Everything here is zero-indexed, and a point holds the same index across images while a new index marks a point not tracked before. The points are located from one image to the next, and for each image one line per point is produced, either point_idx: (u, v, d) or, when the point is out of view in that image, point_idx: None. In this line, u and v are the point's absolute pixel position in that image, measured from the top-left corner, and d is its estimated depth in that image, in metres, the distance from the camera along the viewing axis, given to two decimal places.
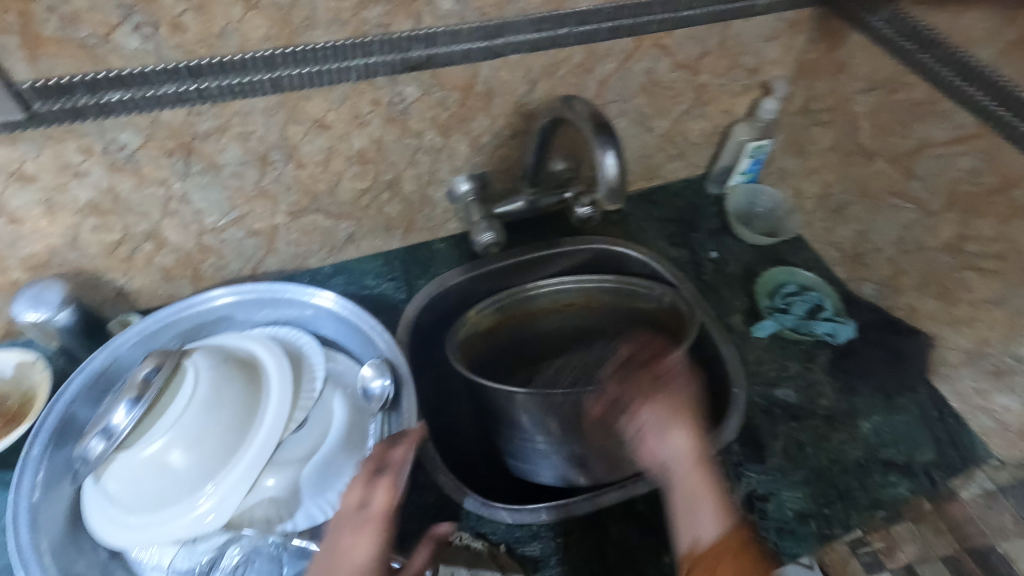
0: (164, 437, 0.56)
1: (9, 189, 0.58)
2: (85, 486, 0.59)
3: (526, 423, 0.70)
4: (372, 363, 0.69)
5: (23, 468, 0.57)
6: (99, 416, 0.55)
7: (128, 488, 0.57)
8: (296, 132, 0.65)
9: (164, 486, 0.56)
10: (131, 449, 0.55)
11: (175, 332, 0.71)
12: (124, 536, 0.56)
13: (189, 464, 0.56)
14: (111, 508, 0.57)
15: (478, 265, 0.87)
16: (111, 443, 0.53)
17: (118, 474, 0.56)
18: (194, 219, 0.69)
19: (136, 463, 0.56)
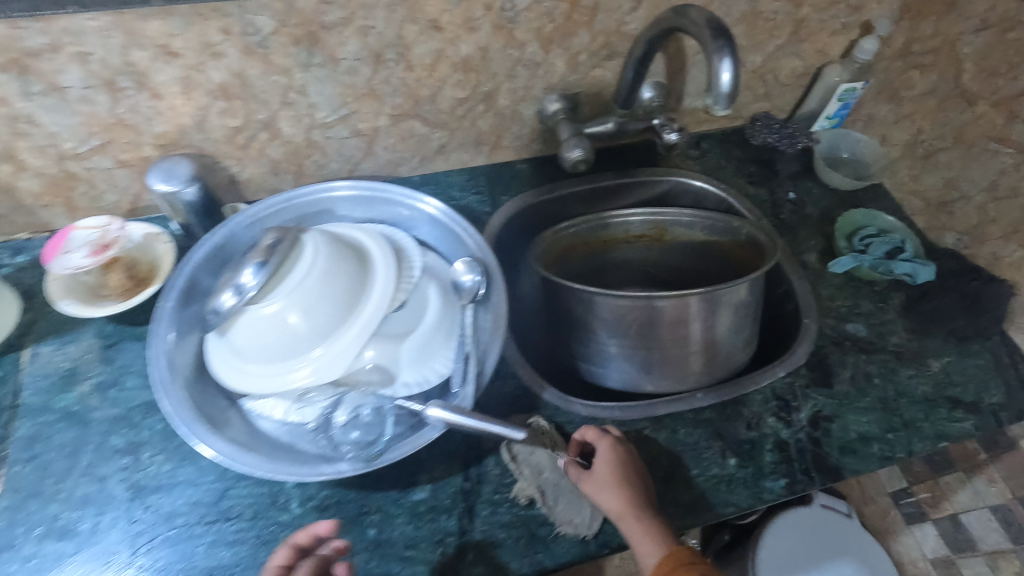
0: (283, 300, 0.61)
1: (156, 63, 0.63)
2: (211, 340, 0.66)
3: (603, 331, 0.74)
4: (464, 261, 0.73)
5: (160, 320, 0.65)
6: (229, 277, 0.61)
7: (250, 344, 0.63)
8: (411, 31, 0.68)
9: (282, 344, 0.63)
10: (255, 308, 0.61)
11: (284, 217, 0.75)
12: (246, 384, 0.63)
13: (304, 327, 0.62)
14: (235, 360, 0.64)
15: (558, 186, 0.90)
16: (241, 299, 0.59)
17: (242, 329, 0.63)
18: (307, 112, 0.74)
19: (258, 323, 0.62)
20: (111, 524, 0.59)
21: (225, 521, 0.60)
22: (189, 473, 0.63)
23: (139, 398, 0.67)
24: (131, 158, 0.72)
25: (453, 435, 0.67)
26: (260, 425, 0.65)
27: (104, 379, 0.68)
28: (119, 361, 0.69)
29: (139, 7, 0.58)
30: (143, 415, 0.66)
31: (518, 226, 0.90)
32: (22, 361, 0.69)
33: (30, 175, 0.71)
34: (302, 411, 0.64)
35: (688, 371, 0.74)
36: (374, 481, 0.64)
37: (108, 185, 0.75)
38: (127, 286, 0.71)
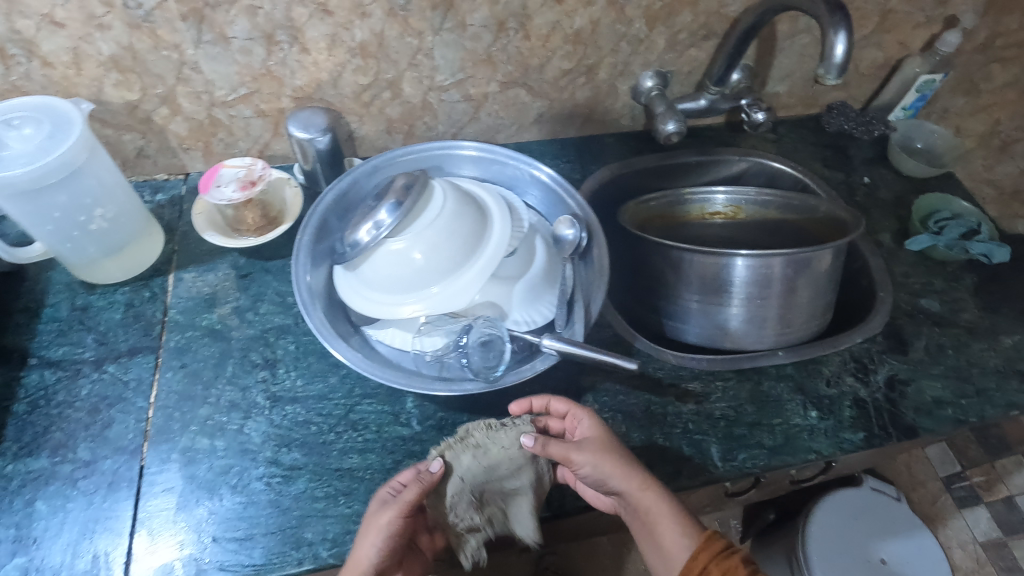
0: (414, 236, 0.68)
1: (312, 20, 0.70)
2: (339, 273, 0.73)
3: (690, 289, 0.79)
4: (567, 217, 0.78)
5: (298, 251, 0.72)
6: (366, 214, 0.69)
7: (379, 276, 0.70)
8: (535, 2, 0.75)
9: (408, 276, 0.69)
10: (388, 243, 0.69)
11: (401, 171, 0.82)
12: (373, 311, 0.70)
13: (429, 262, 0.69)
14: (363, 291, 0.71)
15: (642, 159, 0.96)
16: (379, 232, 0.67)
17: (373, 262, 0.70)
18: (429, 75, 0.80)
19: (388, 257, 0.69)
20: (254, 428, 0.66)
21: (354, 432, 0.66)
22: (320, 389, 0.69)
23: (272, 322, 0.74)
24: (269, 108, 0.80)
25: (554, 373, 0.73)
26: (379, 349, 0.71)
27: (241, 304, 0.75)
28: (251, 289, 0.76)
29: None
30: (275, 337, 0.73)
31: (603, 195, 0.96)
32: (167, 285, 0.76)
33: (181, 119, 0.78)
34: (422, 341, 0.70)
35: (769, 331, 0.79)
36: (483, 410, 0.69)
37: (244, 132, 0.82)
38: (259, 224, 0.78)
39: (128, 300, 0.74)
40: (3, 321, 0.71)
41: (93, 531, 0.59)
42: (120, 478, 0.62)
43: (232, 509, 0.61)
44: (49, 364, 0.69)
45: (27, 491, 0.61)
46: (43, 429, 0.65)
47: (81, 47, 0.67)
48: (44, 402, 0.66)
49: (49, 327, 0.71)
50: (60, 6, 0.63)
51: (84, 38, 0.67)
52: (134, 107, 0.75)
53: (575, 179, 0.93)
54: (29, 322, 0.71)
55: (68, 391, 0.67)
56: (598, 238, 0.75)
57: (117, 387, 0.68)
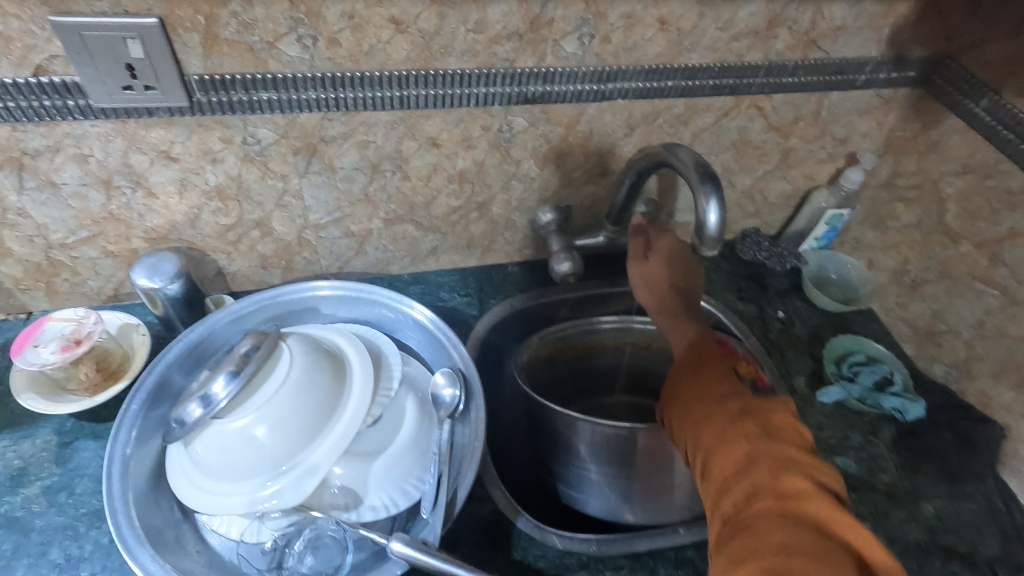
0: (253, 412, 0.59)
1: (154, 166, 0.64)
2: (171, 448, 0.63)
3: (582, 452, 0.71)
4: (445, 372, 0.71)
5: (122, 423, 0.62)
6: (198, 387, 0.60)
7: (212, 456, 0.60)
8: (409, 146, 0.70)
9: (246, 459, 0.59)
10: (222, 420, 0.59)
11: (266, 316, 0.74)
12: (202, 499, 0.60)
13: (270, 441, 0.60)
14: (194, 472, 0.61)
15: (549, 290, 0.90)
16: (208, 409, 0.58)
17: (206, 440, 0.60)
18: (301, 214, 0.74)
19: (222, 435, 0.60)
20: None
21: None
22: None
23: (87, 506, 0.63)
24: (118, 249, 0.72)
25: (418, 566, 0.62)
26: (210, 541, 0.61)
27: (52, 483, 0.64)
28: (73, 461, 0.66)
29: (142, 117, 0.59)
30: (88, 526, 0.62)
31: (507, 326, 0.88)
32: None
33: (13, 261, 0.70)
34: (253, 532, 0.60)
35: (671, 502, 0.71)
36: None
37: (92, 272, 0.74)
38: (95, 379, 0.68)
39: None
40: None
41: None
42: None
43: None
44: None
45: None
46: None
47: None
48: None
49: None
50: None
51: None
52: None
53: (473, 314, 0.87)
54: None
55: None
56: (477, 400, 0.68)
57: None
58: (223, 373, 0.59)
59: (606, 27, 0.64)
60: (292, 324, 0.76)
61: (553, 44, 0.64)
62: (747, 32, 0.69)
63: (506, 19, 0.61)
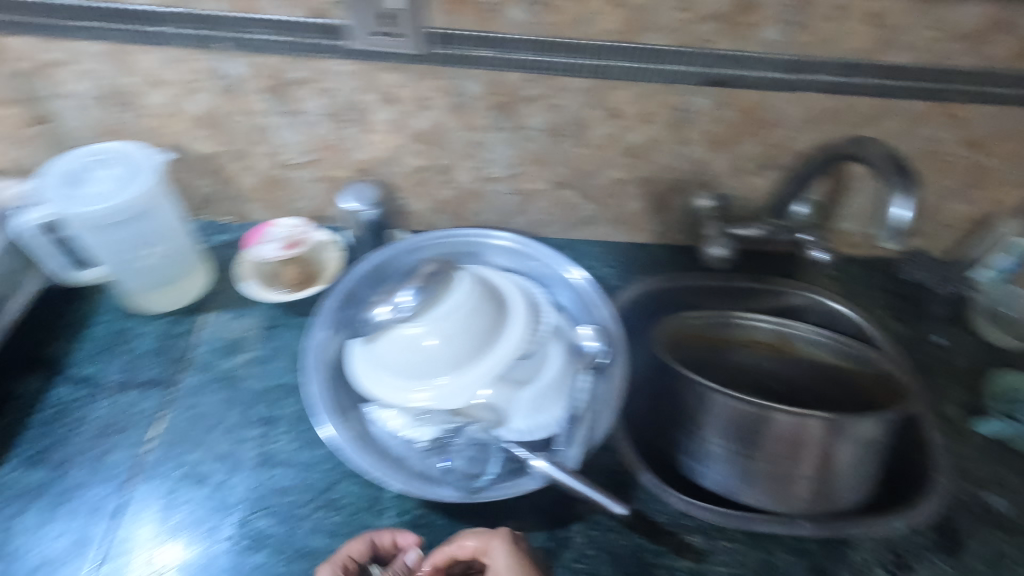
0: (431, 324, 0.68)
1: (378, 105, 0.75)
2: (352, 343, 0.73)
3: (710, 428, 0.74)
4: (592, 327, 0.76)
5: (321, 316, 0.74)
6: (387, 295, 0.69)
7: (389, 355, 0.70)
8: (593, 114, 0.76)
9: (418, 362, 0.68)
10: (404, 325, 0.68)
11: (437, 251, 0.83)
12: (376, 389, 0.69)
13: (440, 351, 0.68)
14: (370, 366, 0.71)
15: (692, 275, 0.92)
16: (397, 313, 0.67)
17: (387, 341, 0.69)
18: (483, 166, 0.83)
19: (401, 340, 0.69)
20: (238, 484, 0.66)
21: (328, 510, 0.65)
22: (308, 457, 0.69)
23: (283, 379, 0.75)
24: (331, 175, 0.85)
25: (546, 491, 0.68)
26: (373, 429, 0.69)
27: (260, 355, 0.78)
28: (274, 343, 0.79)
29: (382, 61, 0.70)
30: (282, 395, 0.74)
31: (644, 304, 0.91)
32: (201, 322, 0.80)
33: (251, 173, 0.85)
34: (415, 431, 0.69)
35: (790, 493, 0.71)
36: (462, 514, 0.66)
37: (305, 193, 0.87)
38: (296, 281, 0.81)
39: (162, 332, 0.79)
40: (54, 331, 0.77)
41: (59, 555, 0.62)
42: (100, 508, 0.65)
43: (188, 564, 0.61)
44: (79, 381, 0.73)
45: (20, 501, 0.65)
46: (50, 443, 0.69)
47: (176, 104, 0.75)
48: (62, 415, 0.71)
49: (88, 345, 0.77)
50: (164, 69, 0.71)
51: (180, 97, 0.74)
52: (212, 158, 0.82)
53: (614, 285, 0.91)
54: (73, 338, 0.77)
55: (84, 409, 0.72)
56: (621, 355, 0.74)
57: (128, 415, 0.71)
58: (411, 287, 0.68)
59: (812, 16, 0.65)
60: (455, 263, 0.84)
61: (754, 29, 0.66)
62: (962, 36, 0.67)
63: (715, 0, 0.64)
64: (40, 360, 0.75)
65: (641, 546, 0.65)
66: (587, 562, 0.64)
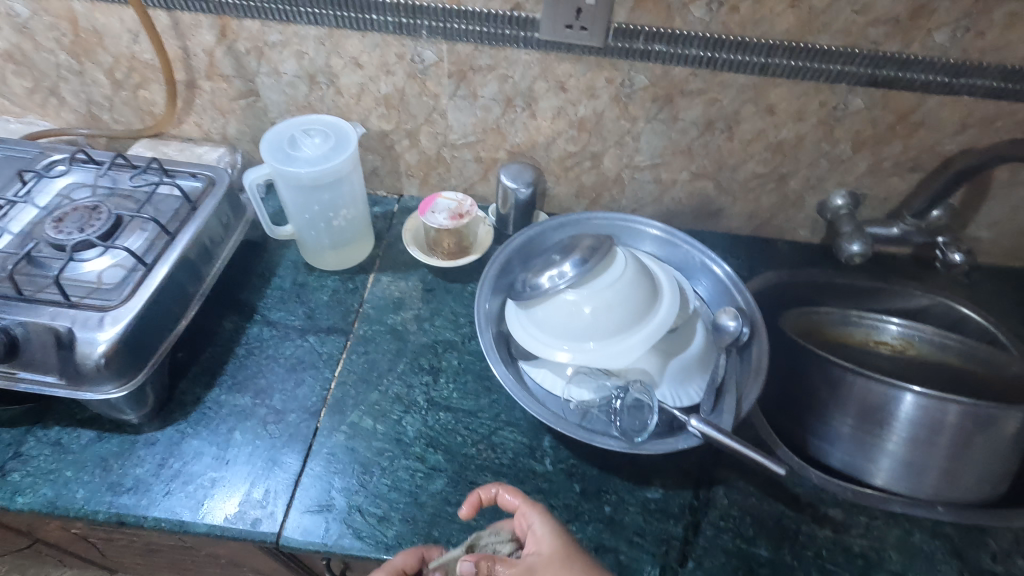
0: (588, 294, 0.73)
1: (548, 93, 0.82)
2: (512, 306, 0.80)
3: (842, 407, 0.76)
4: (732, 310, 0.78)
5: (484, 279, 0.81)
6: (553, 264, 0.75)
7: (546, 319, 0.75)
8: (748, 110, 0.80)
9: (574, 327, 0.73)
10: (563, 293, 0.74)
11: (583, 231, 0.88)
12: (533, 347, 0.75)
13: (596, 320, 0.72)
14: (529, 328, 0.76)
15: (818, 271, 0.96)
16: (559, 281, 0.73)
17: (545, 306, 0.75)
18: (630, 154, 0.89)
19: (561, 305, 0.74)
20: (411, 422, 0.74)
21: (493, 452, 0.72)
22: (470, 405, 0.76)
23: (443, 336, 0.83)
24: (487, 156, 0.92)
25: (690, 455, 0.73)
26: (529, 383, 0.76)
27: (421, 313, 0.85)
28: (432, 304, 0.87)
29: (563, 52, 0.77)
30: (443, 349, 0.82)
31: (766, 298, 0.94)
32: (368, 282, 0.89)
33: (415, 151, 0.94)
34: (571, 390, 0.74)
35: (921, 480, 0.71)
36: (612, 467, 0.71)
37: (459, 172, 0.96)
38: (451, 251, 0.90)
39: (336, 287, 0.88)
40: (246, 280, 0.87)
41: (270, 469, 0.69)
42: (299, 433, 0.72)
43: (378, 487, 0.68)
44: (269, 323, 0.83)
45: (231, 420, 0.73)
46: (251, 373, 0.77)
47: (368, 84, 0.84)
48: (258, 351, 0.80)
49: (274, 294, 0.86)
50: (366, 53, 0.81)
51: (372, 78, 0.83)
52: (385, 136, 0.92)
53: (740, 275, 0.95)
54: (261, 287, 0.87)
55: (276, 348, 0.80)
56: (762, 337, 0.74)
57: (313, 355, 0.80)
58: (577, 257, 0.74)
59: (985, 22, 0.68)
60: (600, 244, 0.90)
61: (924, 34, 0.70)
62: None
63: (892, 5, 0.68)
64: (236, 303, 0.85)
65: (781, 512, 0.69)
66: (730, 521, 0.68)
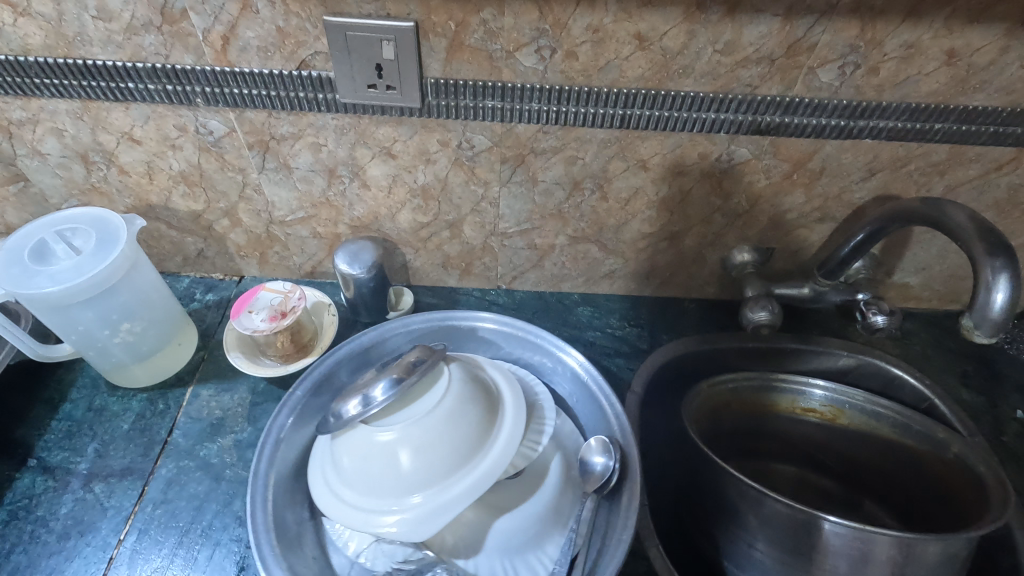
0: (399, 430, 0.56)
1: (374, 160, 0.67)
2: (317, 447, 0.63)
3: (753, 532, 0.63)
4: (601, 441, 0.64)
5: (285, 404, 0.65)
6: (360, 385, 0.58)
7: (352, 465, 0.58)
8: (617, 167, 0.66)
9: (383, 477, 0.56)
10: (371, 429, 0.57)
11: (432, 330, 0.73)
12: (332, 498, 0.58)
13: (410, 466, 0.56)
14: (330, 474, 0.60)
15: (727, 334, 0.81)
16: (363, 412, 0.56)
17: (351, 447, 0.58)
18: (493, 221, 0.74)
19: (370, 438, 0.57)
20: None
21: None
22: None
23: None
24: (326, 232, 0.77)
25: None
26: (332, 558, 0.60)
27: (243, 438, 0.69)
28: (260, 423, 0.71)
29: (376, 114, 0.61)
30: None
31: (674, 369, 0.80)
32: (183, 399, 0.72)
33: (240, 230, 0.77)
34: (376, 558, 0.59)
35: None
36: None
37: (299, 250, 0.80)
38: (288, 349, 0.73)
39: (141, 410, 0.71)
40: (23, 411, 0.70)
41: None
42: None
43: None
44: (45, 469, 0.66)
45: None
46: (8, 549, 0.61)
47: (155, 161, 0.68)
48: (24, 513, 0.63)
49: (59, 427, 0.69)
50: (139, 126, 0.64)
51: (158, 154, 0.67)
52: (198, 216, 0.75)
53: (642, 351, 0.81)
54: (44, 418, 0.70)
55: (49, 506, 0.63)
56: (633, 481, 0.59)
57: (95, 512, 0.63)
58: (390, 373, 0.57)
59: (878, 56, 0.55)
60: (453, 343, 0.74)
61: (807, 73, 0.56)
62: None
63: (762, 41, 0.54)
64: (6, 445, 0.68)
65: None
66: None
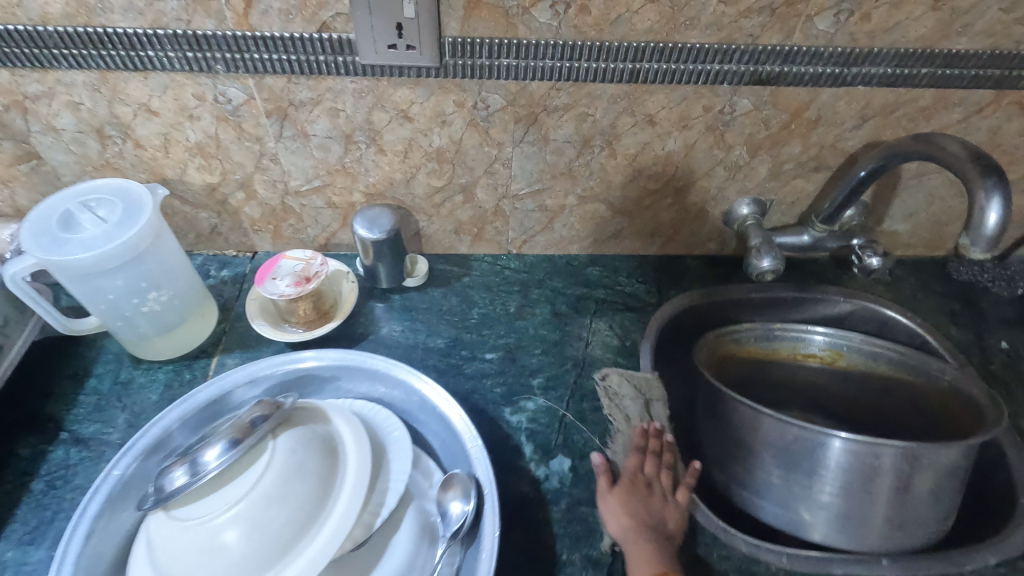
0: (220, 515, 0.50)
1: (391, 124, 0.68)
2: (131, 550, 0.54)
3: (767, 456, 0.68)
4: (456, 486, 0.61)
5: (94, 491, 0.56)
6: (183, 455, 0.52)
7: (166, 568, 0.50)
8: (625, 122, 0.69)
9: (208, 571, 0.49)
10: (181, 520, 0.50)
11: (280, 381, 0.68)
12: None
13: (240, 549, 0.49)
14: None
15: (730, 286, 0.85)
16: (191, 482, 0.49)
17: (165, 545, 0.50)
18: (505, 183, 0.76)
19: (179, 538, 0.50)
20: None
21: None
22: None
23: None
24: (340, 201, 0.78)
25: (573, 521, 0.62)
26: None
27: None
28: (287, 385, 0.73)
29: (394, 76, 0.63)
30: None
31: (683, 321, 0.84)
32: (210, 368, 0.73)
33: (255, 203, 0.78)
34: None
35: (866, 532, 0.63)
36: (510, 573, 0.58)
37: (313, 221, 0.81)
38: (310, 316, 0.75)
39: (168, 381, 0.72)
40: (50, 388, 0.70)
41: None
42: None
43: None
44: (77, 441, 0.66)
45: None
46: (50, 516, 0.61)
47: (171, 133, 0.69)
48: (62, 483, 0.63)
49: (88, 401, 0.70)
50: (156, 97, 0.65)
51: (175, 125, 0.68)
52: (213, 190, 0.76)
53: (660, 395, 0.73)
54: (71, 393, 0.70)
55: (86, 475, 0.64)
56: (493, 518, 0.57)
57: None
58: (186, 460, 0.50)
59: (869, 3, 0.59)
60: (309, 390, 0.70)
61: (805, 21, 0.60)
62: None
63: None
64: (36, 420, 0.68)
65: None
66: None
